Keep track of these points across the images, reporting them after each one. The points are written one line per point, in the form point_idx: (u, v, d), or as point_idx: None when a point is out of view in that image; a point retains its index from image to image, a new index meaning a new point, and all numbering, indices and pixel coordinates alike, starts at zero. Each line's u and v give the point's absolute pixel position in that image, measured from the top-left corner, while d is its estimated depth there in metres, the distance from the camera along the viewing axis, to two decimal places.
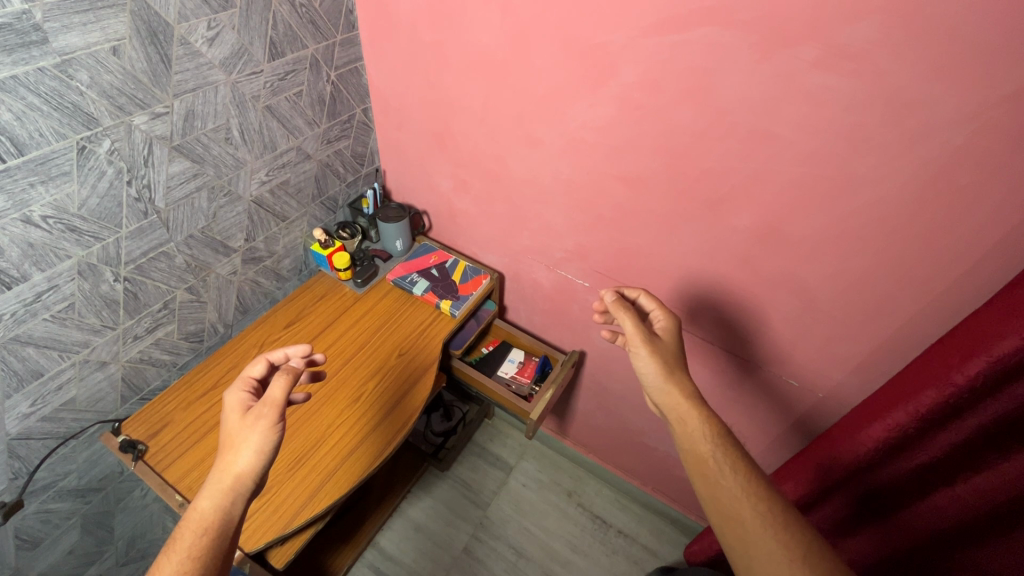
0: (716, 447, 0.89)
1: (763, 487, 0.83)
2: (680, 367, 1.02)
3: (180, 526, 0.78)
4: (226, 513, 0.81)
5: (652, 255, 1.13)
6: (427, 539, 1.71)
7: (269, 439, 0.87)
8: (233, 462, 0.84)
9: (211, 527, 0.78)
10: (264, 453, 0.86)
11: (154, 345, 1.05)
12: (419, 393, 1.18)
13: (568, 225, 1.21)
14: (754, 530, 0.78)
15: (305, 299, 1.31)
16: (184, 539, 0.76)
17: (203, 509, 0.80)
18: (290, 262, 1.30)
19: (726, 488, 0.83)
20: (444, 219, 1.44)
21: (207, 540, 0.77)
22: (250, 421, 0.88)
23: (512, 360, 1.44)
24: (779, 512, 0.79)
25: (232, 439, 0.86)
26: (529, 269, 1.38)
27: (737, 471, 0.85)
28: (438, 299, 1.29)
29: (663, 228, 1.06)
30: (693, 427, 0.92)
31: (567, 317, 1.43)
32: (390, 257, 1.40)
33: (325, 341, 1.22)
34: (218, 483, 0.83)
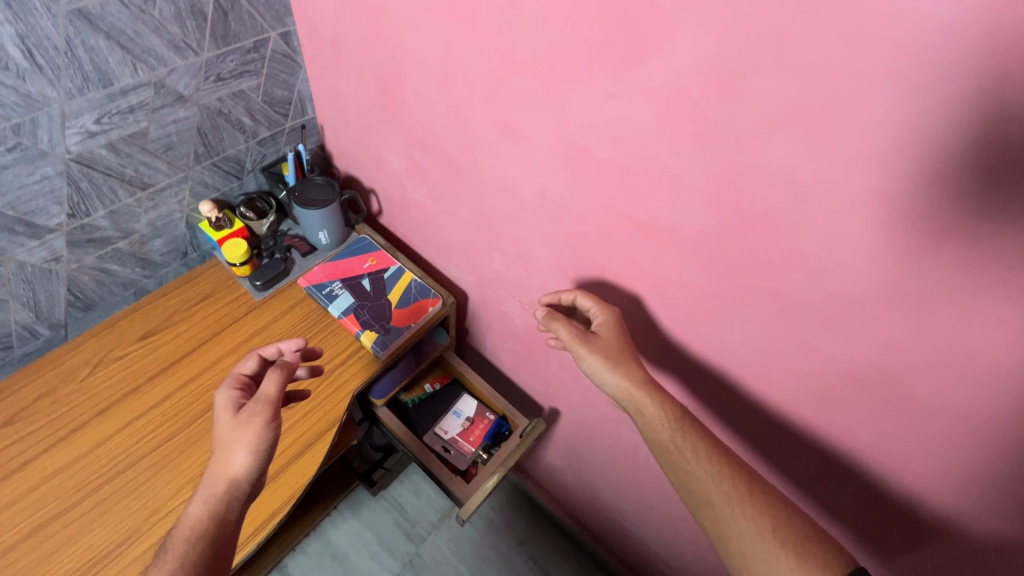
0: (678, 433, 0.64)
1: (733, 459, 0.63)
2: (630, 358, 0.70)
3: (169, 538, 0.60)
4: (220, 524, 0.61)
5: (669, 338, 0.73)
6: (343, 573, 1.45)
7: (265, 436, 0.64)
8: (224, 467, 0.63)
9: (204, 537, 0.59)
10: (260, 454, 0.64)
11: None
12: (302, 467, 0.81)
13: (554, 261, 0.80)
14: (747, 532, 0.57)
15: (181, 298, 0.94)
16: (167, 556, 0.58)
17: (196, 517, 0.61)
18: (162, 244, 0.92)
19: (702, 483, 0.61)
20: (396, 207, 1.04)
21: (203, 552, 0.58)
22: (236, 420, 0.65)
23: (458, 413, 1.06)
24: (768, 502, 0.58)
25: (221, 441, 0.65)
26: (496, 298, 0.99)
27: (705, 453, 0.63)
28: (359, 328, 0.92)
29: (696, 310, 0.66)
30: (649, 415, 0.66)
31: (540, 367, 1.05)
32: (314, 250, 1.02)
33: (191, 368, 0.86)
34: (209, 490, 0.62)
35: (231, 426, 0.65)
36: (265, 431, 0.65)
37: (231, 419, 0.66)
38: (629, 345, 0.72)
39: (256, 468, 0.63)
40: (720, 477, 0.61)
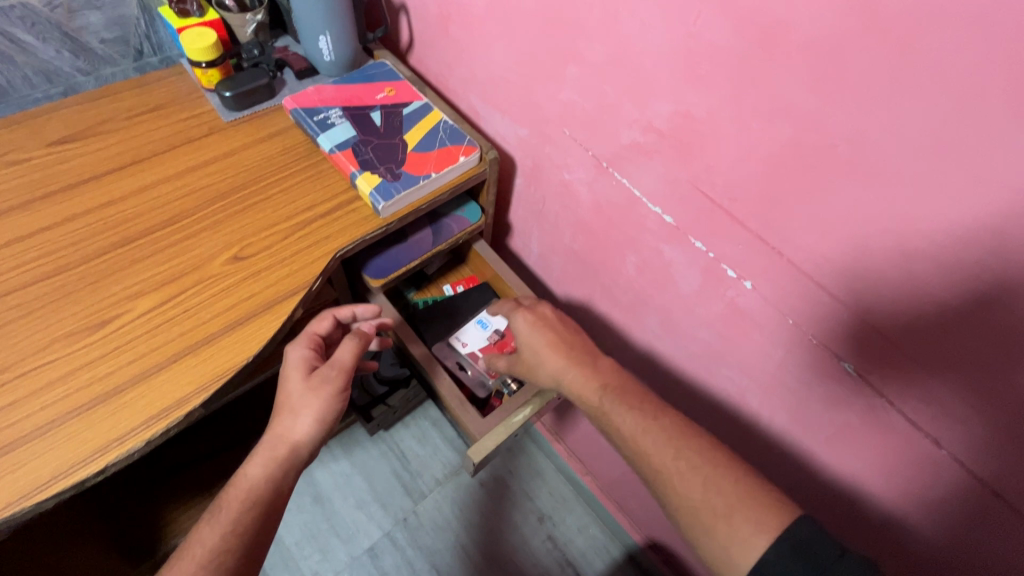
0: (605, 397, 0.54)
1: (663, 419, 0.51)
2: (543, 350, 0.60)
3: (219, 496, 0.52)
4: (277, 490, 0.53)
5: (881, 184, 0.40)
6: (324, 520, 1.20)
7: (334, 408, 0.57)
8: (285, 432, 0.55)
9: (260, 501, 0.52)
10: (326, 425, 0.57)
11: None
12: (237, 344, 0.52)
13: (669, 58, 0.49)
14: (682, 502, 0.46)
15: (121, 104, 0.67)
16: (216, 517, 0.50)
17: (251, 477, 0.53)
18: (104, 23, 0.66)
19: (634, 457, 0.50)
20: (431, 25, 0.74)
21: (260, 517, 0.51)
22: (307, 383, 0.57)
23: (485, 325, 0.74)
24: (700, 463, 0.47)
25: (287, 402, 0.56)
26: (558, 158, 0.69)
27: (633, 420, 0.51)
28: (356, 169, 0.63)
29: (993, 89, 0.32)
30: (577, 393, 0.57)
31: (606, 276, 0.74)
32: (313, 73, 0.74)
33: (113, 188, 0.60)
34: (267, 453, 0.54)
35: (300, 390, 0.56)
36: (336, 402, 0.57)
37: (301, 381, 0.57)
38: (545, 328, 0.62)
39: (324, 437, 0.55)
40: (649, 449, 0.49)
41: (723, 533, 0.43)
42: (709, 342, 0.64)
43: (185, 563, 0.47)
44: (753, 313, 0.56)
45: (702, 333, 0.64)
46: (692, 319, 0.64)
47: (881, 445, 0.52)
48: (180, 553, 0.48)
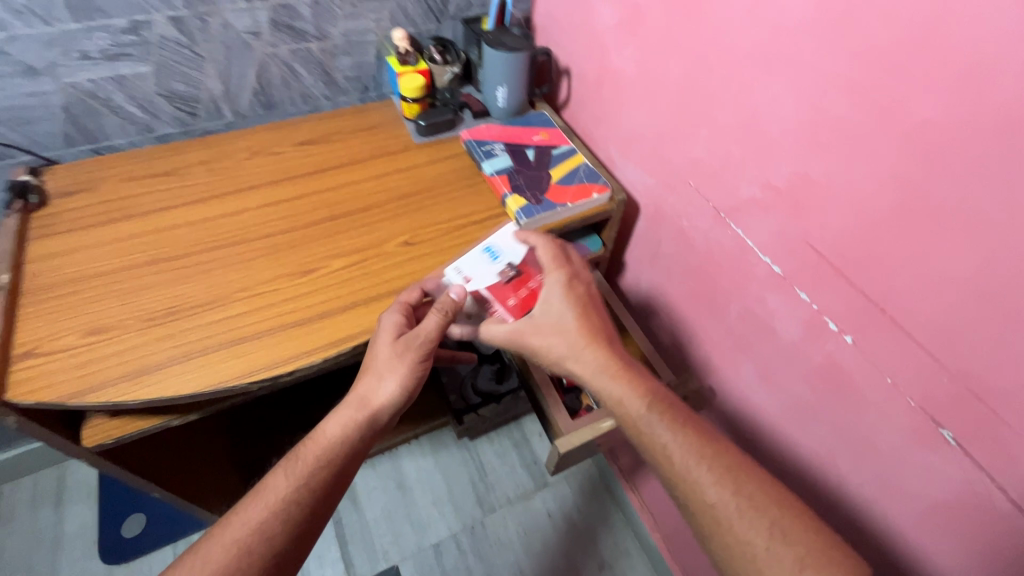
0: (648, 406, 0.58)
1: (714, 450, 0.55)
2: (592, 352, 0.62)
3: (299, 445, 0.60)
4: (350, 450, 0.60)
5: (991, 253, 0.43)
6: (402, 506, 1.31)
7: (415, 375, 0.62)
8: (369, 394, 0.62)
9: (333, 461, 0.59)
10: (405, 393, 0.62)
11: (115, 83, 0.76)
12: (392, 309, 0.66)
13: (793, 127, 0.56)
14: (739, 542, 0.51)
15: (346, 123, 0.89)
16: (293, 466, 0.58)
17: (330, 434, 0.60)
18: (350, 65, 0.89)
19: (687, 484, 0.54)
20: (588, 87, 0.88)
21: (328, 476, 0.58)
22: (392, 349, 0.61)
23: (495, 256, 0.70)
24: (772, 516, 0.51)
25: (373, 362, 0.61)
26: (680, 205, 0.77)
27: (692, 450, 0.55)
28: (508, 191, 0.77)
29: None
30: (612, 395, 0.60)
31: (709, 319, 0.79)
32: (485, 115, 0.91)
33: (330, 179, 0.80)
34: (347, 414, 0.62)
35: (385, 354, 0.61)
36: (417, 370, 0.62)
37: (387, 347, 0.61)
38: (588, 311, 0.65)
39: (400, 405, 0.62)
40: (707, 481, 0.53)
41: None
42: (803, 396, 0.66)
43: (262, 507, 0.55)
44: (852, 369, 0.58)
45: (797, 385, 0.67)
46: (788, 370, 0.67)
47: (978, 524, 0.50)
48: (257, 492, 0.56)
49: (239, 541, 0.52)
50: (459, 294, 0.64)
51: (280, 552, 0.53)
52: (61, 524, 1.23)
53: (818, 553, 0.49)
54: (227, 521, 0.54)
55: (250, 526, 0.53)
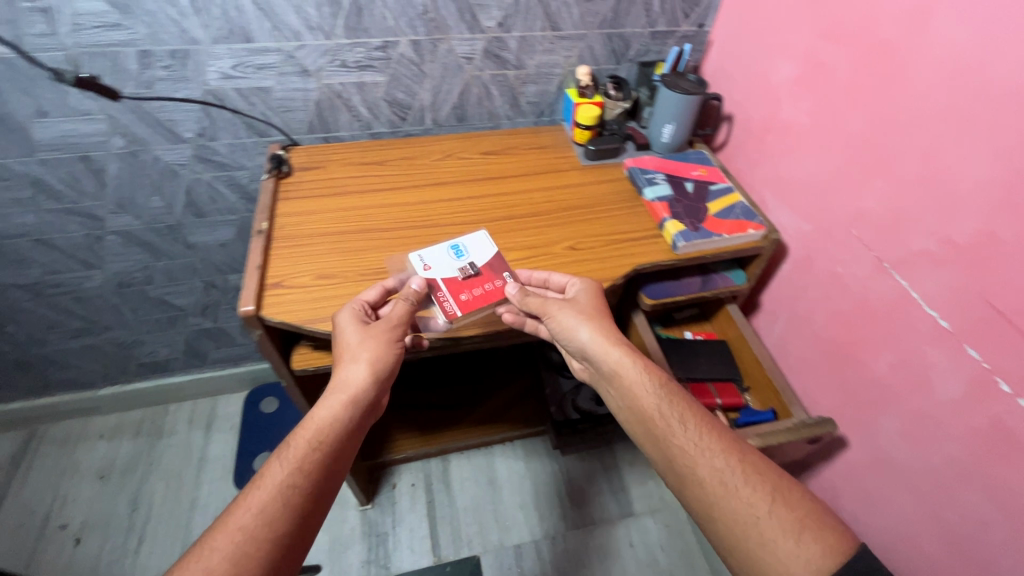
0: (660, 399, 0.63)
1: (710, 424, 0.61)
2: (603, 330, 0.68)
3: (291, 436, 0.60)
4: (339, 433, 0.61)
5: None
6: (490, 502, 1.37)
7: (391, 354, 0.66)
8: (347, 378, 0.64)
9: (326, 444, 0.60)
10: (381, 371, 0.65)
11: (357, 87, 0.94)
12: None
13: (987, 186, 0.58)
14: (743, 508, 0.54)
15: (522, 141, 1.02)
16: (286, 455, 0.58)
17: (319, 418, 0.61)
18: (534, 93, 1.03)
19: (692, 454, 0.58)
20: (750, 134, 0.94)
21: (322, 458, 0.59)
22: (362, 333, 0.66)
23: (459, 254, 0.76)
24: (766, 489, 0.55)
25: (347, 348, 0.65)
26: (836, 252, 0.79)
27: (694, 425, 0.61)
28: (667, 216, 0.84)
29: None
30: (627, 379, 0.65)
31: (853, 369, 0.79)
32: (647, 148, 1.00)
33: (508, 186, 0.92)
34: (335, 397, 0.63)
35: (357, 337, 0.66)
36: (392, 348, 0.67)
37: (355, 331, 0.67)
38: (598, 306, 0.70)
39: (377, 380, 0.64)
40: (714, 452, 0.58)
41: (783, 541, 0.51)
42: (956, 457, 0.65)
43: (259, 498, 0.55)
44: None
45: (952, 446, 0.65)
46: (943, 429, 0.66)
47: None
48: (254, 483, 0.57)
49: (243, 528, 0.52)
50: (420, 286, 0.72)
51: (281, 534, 0.54)
52: (207, 447, 1.43)
53: (807, 512, 0.53)
54: (230, 512, 0.54)
55: (252, 515, 0.53)
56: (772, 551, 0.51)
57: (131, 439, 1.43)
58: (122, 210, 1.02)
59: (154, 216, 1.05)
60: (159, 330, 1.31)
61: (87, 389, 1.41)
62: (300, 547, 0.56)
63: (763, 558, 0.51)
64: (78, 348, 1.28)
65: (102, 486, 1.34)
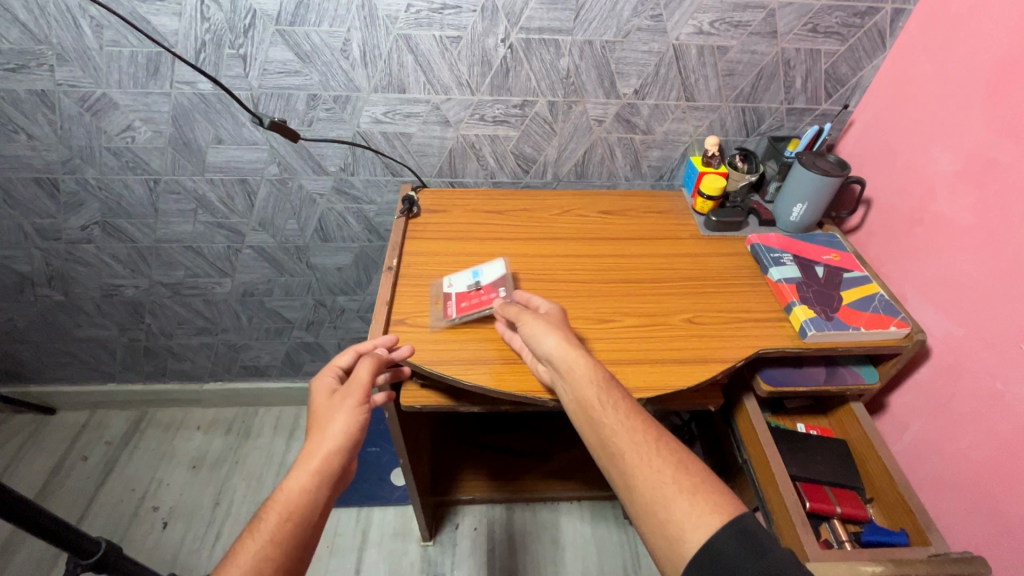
0: (599, 387, 0.60)
1: (634, 403, 0.60)
2: (554, 332, 0.66)
3: (261, 511, 0.56)
4: (312, 504, 0.57)
5: None
6: (551, 562, 1.31)
7: (356, 421, 0.64)
8: (317, 441, 0.61)
9: (297, 514, 0.56)
10: (351, 438, 0.63)
11: (489, 140, 0.99)
12: (657, 374, 0.72)
13: None
14: (650, 476, 0.54)
15: (640, 204, 1.02)
16: (256, 531, 0.54)
17: (289, 489, 0.57)
18: (657, 158, 1.03)
19: (614, 433, 0.57)
20: (893, 222, 0.88)
21: (295, 529, 0.55)
22: (330, 400, 0.66)
23: (477, 275, 0.82)
24: (673, 461, 0.55)
25: (315, 418, 0.64)
26: (998, 366, 0.71)
27: (621, 404, 0.59)
28: (796, 300, 0.80)
29: None
30: (572, 372, 0.62)
31: (1008, 501, 0.70)
32: (771, 224, 0.97)
33: (627, 249, 0.91)
34: (304, 464, 0.59)
35: (324, 408, 0.65)
36: (356, 415, 0.64)
37: (325, 400, 0.66)
38: (560, 323, 0.69)
39: (350, 437, 0.62)
40: (635, 429, 0.57)
41: (687, 516, 0.50)
42: None
43: None
44: None
45: None
46: None
47: None
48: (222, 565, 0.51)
49: None
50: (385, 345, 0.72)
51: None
52: (287, 455, 1.49)
53: (704, 480, 0.53)
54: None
55: None
56: (672, 514, 0.51)
57: (223, 434, 1.53)
58: (262, 228, 1.12)
59: (287, 236, 1.14)
60: (266, 338, 1.41)
61: (194, 382, 1.53)
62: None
63: (664, 522, 0.51)
64: (196, 344, 1.40)
65: (192, 476, 1.43)
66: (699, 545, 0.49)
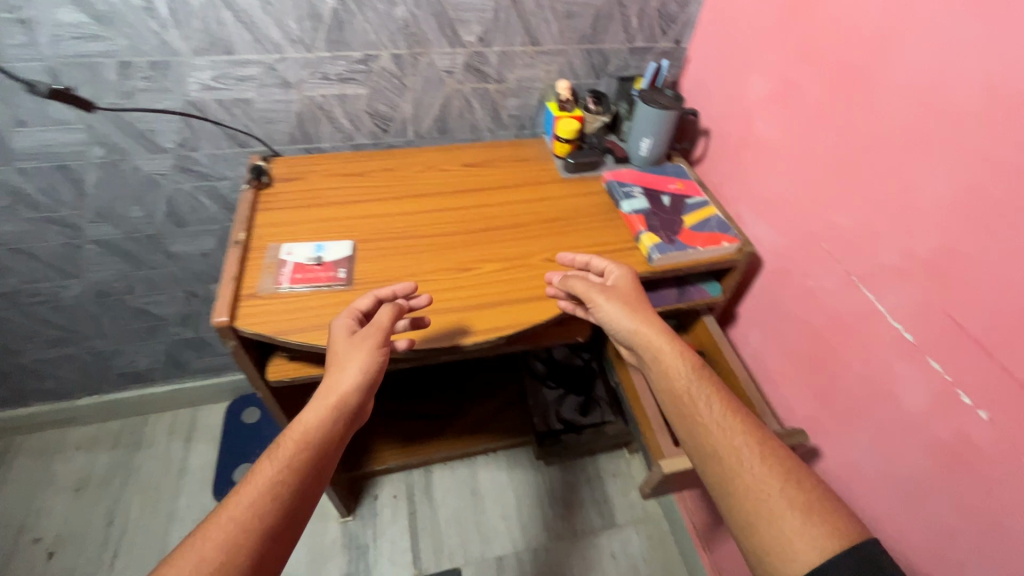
0: (694, 381, 0.63)
1: (732, 403, 0.61)
2: (647, 321, 0.68)
3: (277, 437, 0.58)
4: (328, 437, 0.58)
5: None
6: (472, 513, 1.36)
7: (377, 361, 0.64)
8: (336, 382, 0.62)
9: (313, 447, 0.57)
10: (369, 378, 0.63)
11: (338, 100, 0.95)
12: (516, 314, 0.76)
13: (947, 202, 0.60)
14: (755, 485, 0.54)
15: (503, 153, 1.03)
16: (274, 455, 0.55)
17: (306, 422, 0.58)
18: (515, 106, 1.04)
19: (713, 431, 0.58)
20: (727, 147, 0.96)
21: (311, 459, 0.56)
22: (350, 342, 0.65)
23: (321, 250, 0.79)
24: (784, 470, 0.54)
25: (335, 357, 0.64)
26: (808, 266, 0.81)
27: (719, 405, 0.60)
28: (643, 228, 0.85)
29: None
30: (664, 361, 0.65)
31: (823, 380, 0.81)
32: (626, 161, 1.02)
33: (488, 197, 0.93)
34: (320, 401, 0.61)
35: (344, 347, 0.65)
36: (376, 356, 0.64)
37: (346, 341, 0.65)
38: (641, 303, 0.71)
39: (366, 384, 0.63)
40: (734, 429, 0.58)
41: (794, 524, 0.50)
42: (924, 468, 0.65)
43: (243, 498, 0.51)
44: (985, 447, 0.58)
45: (918, 456, 0.66)
46: (909, 439, 0.67)
47: None
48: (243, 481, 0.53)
49: (235, 520, 0.50)
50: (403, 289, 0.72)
51: (270, 531, 0.51)
52: (187, 459, 1.41)
53: (816, 496, 0.52)
54: (217, 513, 0.50)
55: (236, 515, 0.50)
56: (782, 529, 0.50)
57: (110, 449, 1.41)
58: (101, 219, 1.02)
59: (134, 225, 1.05)
60: (138, 340, 1.30)
61: (64, 400, 1.39)
62: (285, 548, 0.52)
63: (770, 535, 0.51)
64: (54, 358, 1.27)
65: (78, 499, 1.32)
66: (811, 563, 0.48)
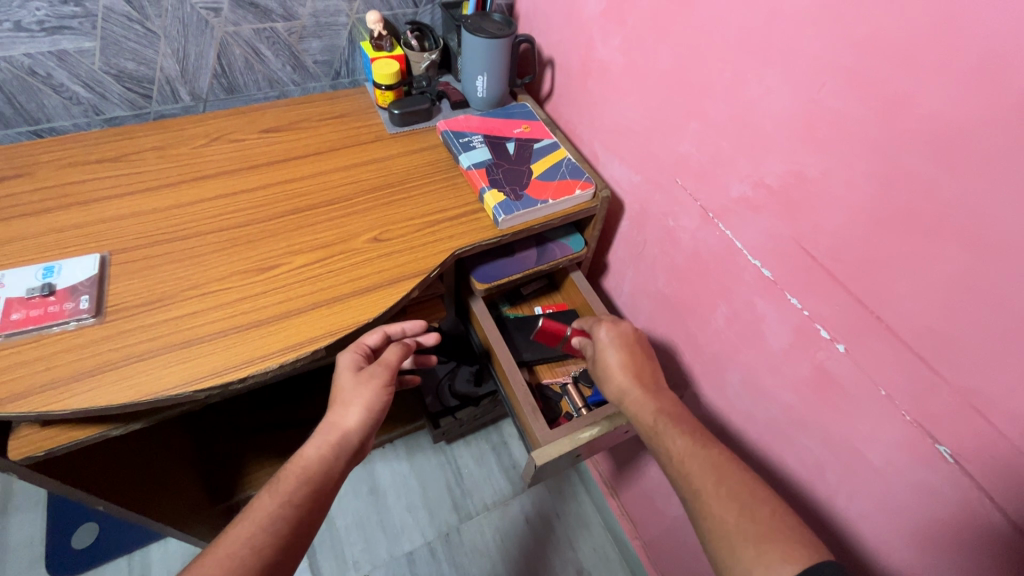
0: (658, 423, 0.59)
1: (698, 436, 0.56)
2: (617, 359, 0.66)
3: (278, 472, 0.56)
4: (329, 473, 0.56)
5: (983, 248, 0.41)
6: (375, 513, 1.25)
7: (381, 400, 0.61)
8: (336, 421, 0.59)
9: (315, 479, 0.55)
10: (373, 417, 0.61)
11: (55, 59, 0.69)
12: (341, 315, 0.61)
13: (789, 121, 0.53)
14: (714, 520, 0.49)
15: (315, 110, 0.84)
16: (275, 488, 0.53)
17: (307, 457, 0.56)
18: (320, 47, 0.84)
19: (679, 474, 0.54)
20: (573, 77, 0.84)
21: (312, 495, 0.53)
22: (356, 378, 0.62)
23: (51, 273, 0.59)
24: (722, 492, 0.50)
25: (338, 393, 0.61)
26: (666, 205, 0.73)
27: (681, 441, 0.56)
28: (486, 185, 0.73)
29: None
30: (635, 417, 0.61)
31: (693, 325, 0.76)
32: (464, 105, 0.87)
33: (298, 169, 0.74)
34: (321, 436, 0.58)
35: (349, 386, 0.61)
36: (382, 395, 0.62)
37: (351, 378, 0.62)
38: (620, 364, 0.66)
39: (371, 426, 0.61)
40: (697, 467, 0.53)
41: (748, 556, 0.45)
42: (791, 405, 0.63)
43: (240, 533, 0.49)
44: (845, 379, 0.55)
45: (785, 395, 0.63)
46: (775, 378, 0.64)
47: (972, 543, 0.47)
48: (243, 514, 0.51)
49: (234, 555, 0.47)
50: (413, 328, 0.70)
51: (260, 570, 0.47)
52: (5, 533, 1.13)
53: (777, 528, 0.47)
54: (213, 547, 0.48)
55: (228, 553, 0.47)
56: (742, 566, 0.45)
57: None
58: None
59: None
60: None
61: None
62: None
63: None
64: None
65: None
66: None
